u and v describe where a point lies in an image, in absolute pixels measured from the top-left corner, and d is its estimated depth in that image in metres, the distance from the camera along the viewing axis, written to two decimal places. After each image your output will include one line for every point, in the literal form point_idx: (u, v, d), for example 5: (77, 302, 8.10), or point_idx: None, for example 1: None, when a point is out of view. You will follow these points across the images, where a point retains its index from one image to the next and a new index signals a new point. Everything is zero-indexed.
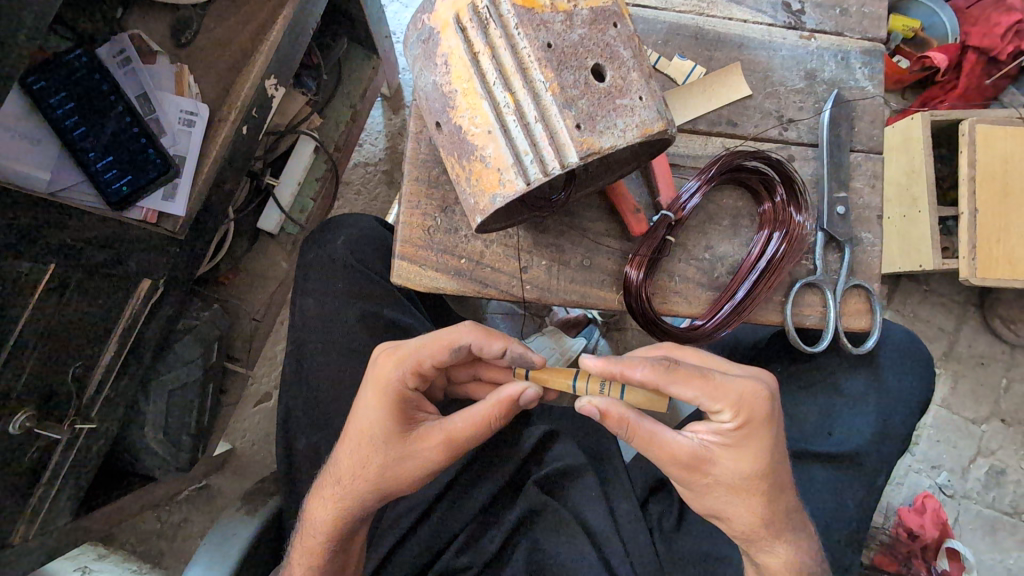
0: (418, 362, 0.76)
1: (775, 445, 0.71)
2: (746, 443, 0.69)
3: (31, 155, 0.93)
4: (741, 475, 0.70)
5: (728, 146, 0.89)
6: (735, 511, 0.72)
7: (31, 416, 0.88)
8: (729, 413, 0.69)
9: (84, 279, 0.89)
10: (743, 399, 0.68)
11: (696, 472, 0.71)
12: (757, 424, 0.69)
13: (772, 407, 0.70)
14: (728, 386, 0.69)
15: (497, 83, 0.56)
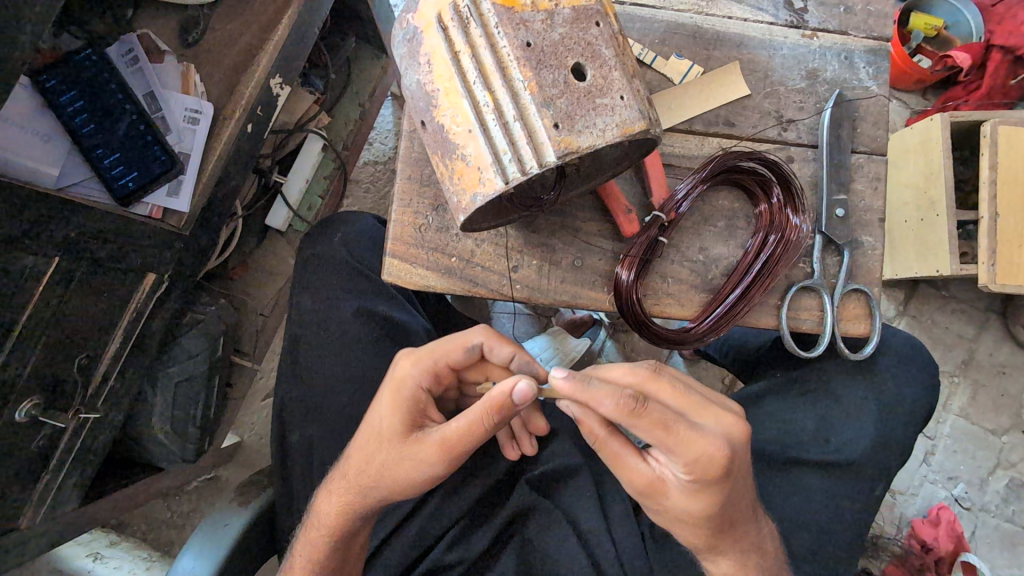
0: (437, 361, 0.79)
1: (733, 488, 0.69)
2: (699, 492, 0.67)
3: (40, 150, 0.96)
4: (690, 513, 0.70)
5: (724, 146, 0.87)
6: (683, 533, 0.73)
7: (36, 404, 0.92)
8: (686, 466, 0.65)
9: (90, 273, 0.92)
10: (704, 458, 0.64)
11: (649, 498, 0.71)
12: (720, 479, 0.66)
13: (735, 465, 0.66)
14: (697, 440, 0.64)
15: (477, 82, 0.56)
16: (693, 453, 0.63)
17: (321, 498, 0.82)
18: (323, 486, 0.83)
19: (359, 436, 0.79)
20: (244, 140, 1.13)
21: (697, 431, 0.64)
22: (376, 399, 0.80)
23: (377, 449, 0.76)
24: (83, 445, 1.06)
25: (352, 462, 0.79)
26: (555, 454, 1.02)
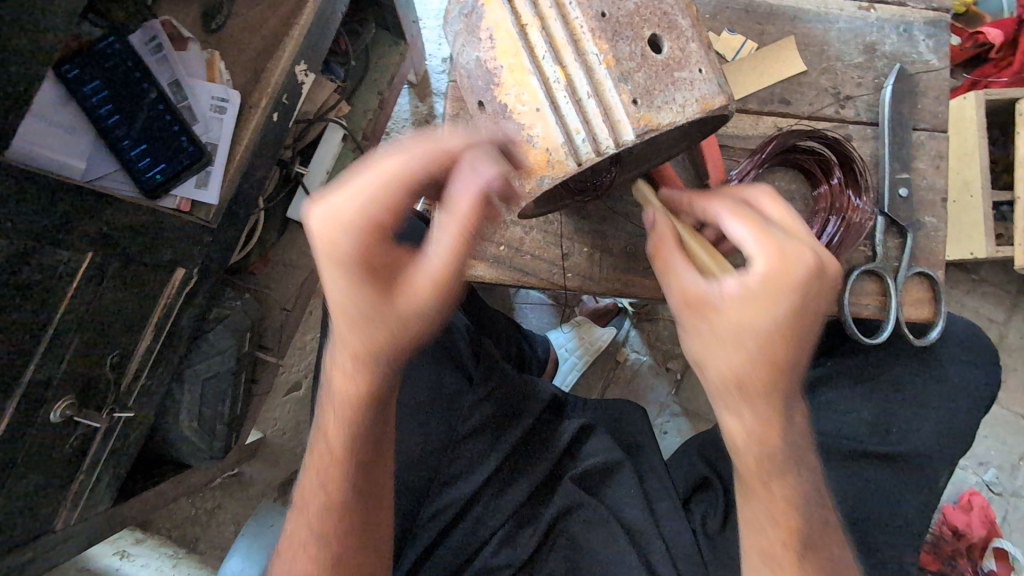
0: (437, 274, 0.53)
1: (806, 340, 0.59)
2: (782, 278, 0.56)
3: (67, 143, 0.92)
4: (748, 350, 0.57)
5: (780, 126, 0.84)
6: (730, 409, 0.61)
7: (71, 404, 0.88)
8: (760, 257, 0.57)
9: (120, 268, 0.88)
10: (786, 259, 0.56)
11: (699, 313, 0.59)
12: (798, 297, 0.57)
13: (822, 286, 0.57)
14: (787, 244, 0.57)
15: (547, 56, 0.53)
16: (777, 245, 0.56)
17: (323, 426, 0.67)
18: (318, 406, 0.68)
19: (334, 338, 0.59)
20: (270, 129, 1.10)
21: (782, 237, 0.58)
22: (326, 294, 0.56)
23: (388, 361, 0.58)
24: (115, 443, 1.03)
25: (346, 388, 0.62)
26: (598, 448, 0.99)
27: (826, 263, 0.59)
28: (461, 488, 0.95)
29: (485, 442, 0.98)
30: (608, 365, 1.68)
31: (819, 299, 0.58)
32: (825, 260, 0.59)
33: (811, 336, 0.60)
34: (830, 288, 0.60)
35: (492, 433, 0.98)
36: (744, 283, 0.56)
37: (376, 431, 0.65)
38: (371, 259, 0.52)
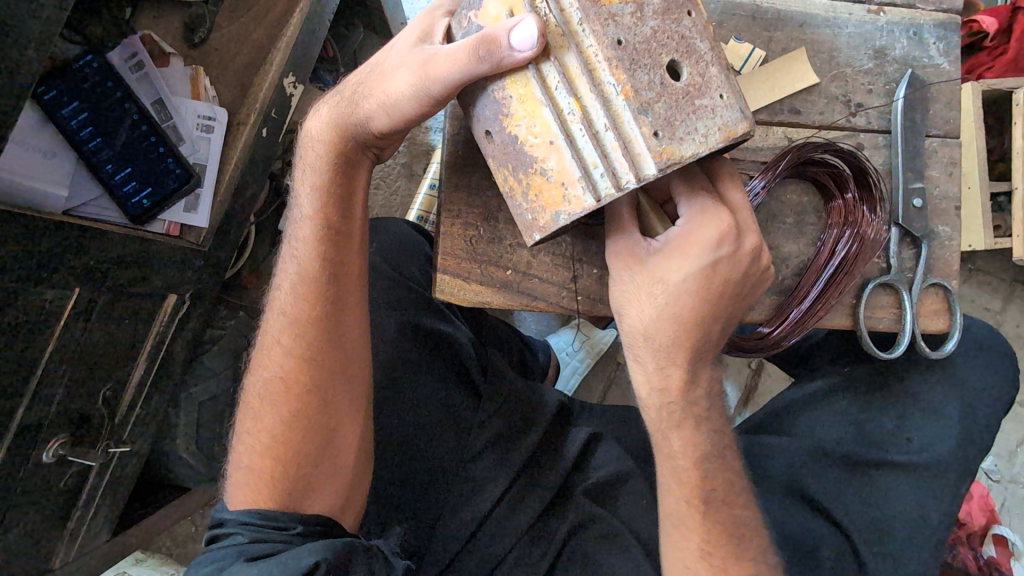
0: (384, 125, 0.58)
1: (718, 298, 0.65)
2: (692, 245, 0.63)
3: (46, 171, 0.88)
4: (657, 303, 0.65)
5: (790, 136, 0.81)
6: (637, 354, 0.69)
7: (64, 443, 0.85)
8: (685, 221, 0.64)
9: (109, 301, 0.84)
10: (705, 227, 0.63)
11: (625, 265, 0.66)
12: (710, 261, 0.63)
13: (736, 259, 0.64)
14: (712, 211, 0.63)
15: (561, 87, 0.50)
16: (703, 217, 0.62)
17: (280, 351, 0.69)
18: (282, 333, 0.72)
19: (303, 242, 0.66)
20: (260, 145, 1.06)
21: (712, 211, 0.63)
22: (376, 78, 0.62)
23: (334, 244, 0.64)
24: (111, 476, 1.00)
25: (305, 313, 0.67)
26: (606, 464, 0.97)
27: (746, 232, 0.65)
28: (473, 509, 0.88)
29: (495, 462, 0.91)
30: (610, 367, 1.67)
31: (733, 263, 0.64)
32: (747, 229, 0.65)
33: (728, 299, 0.66)
34: (750, 257, 0.65)
35: (501, 454, 0.92)
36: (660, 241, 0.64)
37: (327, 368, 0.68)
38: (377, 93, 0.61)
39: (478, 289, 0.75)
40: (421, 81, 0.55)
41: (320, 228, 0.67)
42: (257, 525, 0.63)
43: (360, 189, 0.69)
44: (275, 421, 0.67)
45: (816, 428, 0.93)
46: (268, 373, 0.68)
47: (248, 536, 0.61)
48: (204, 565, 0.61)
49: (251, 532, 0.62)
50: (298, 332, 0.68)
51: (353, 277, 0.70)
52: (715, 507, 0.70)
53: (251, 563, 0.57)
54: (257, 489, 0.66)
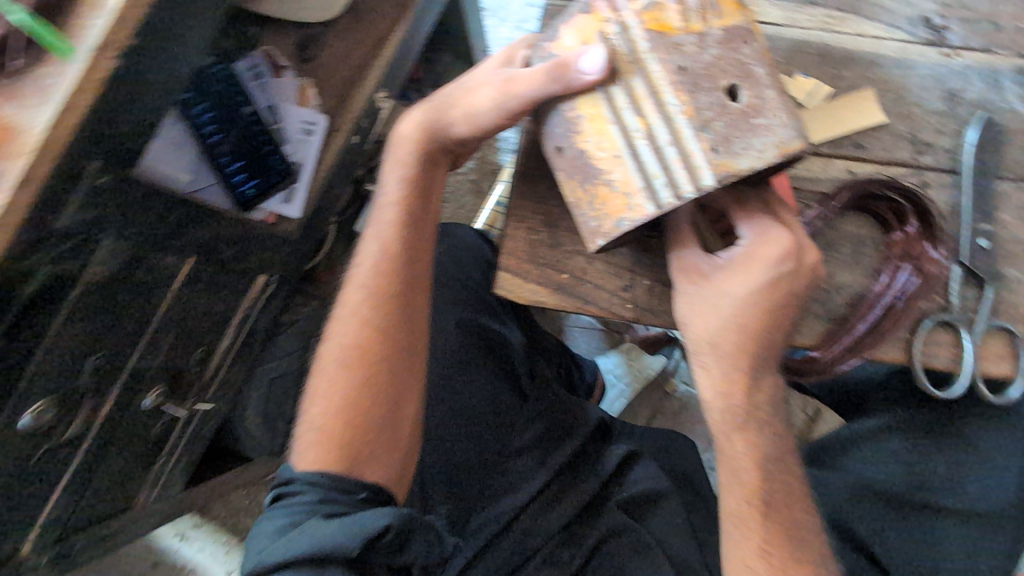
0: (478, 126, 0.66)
1: (779, 309, 0.69)
2: (755, 261, 0.68)
3: (175, 159, 1.04)
4: (725, 319, 0.69)
5: (853, 170, 0.83)
6: (702, 363, 0.73)
7: (161, 392, 0.97)
8: (748, 239, 0.68)
9: (212, 274, 0.96)
10: (769, 243, 0.67)
11: (693, 281, 0.71)
12: (773, 274, 0.67)
13: (800, 277, 0.68)
14: (773, 230, 0.68)
15: (628, 107, 0.55)
16: (767, 238, 0.67)
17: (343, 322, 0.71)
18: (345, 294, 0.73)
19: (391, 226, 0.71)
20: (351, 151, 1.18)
21: (774, 229, 0.68)
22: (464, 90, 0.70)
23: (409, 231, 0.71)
24: (192, 431, 1.12)
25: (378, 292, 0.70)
26: (641, 477, 0.99)
27: (806, 249, 0.69)
28: (511, 500, 0.94)
29: (535, 461, 0.97)
30: (656, 395, 1.67)
31: (796, 279, 0.67)
32: (807, 247, 0.69)
33: (789, 312, 0.69)
34: (811, 275, 0.68)
35: (542, 452, 0.97)
36: (726, 258, 0.69)
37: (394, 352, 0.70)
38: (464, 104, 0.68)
39: (535, 290, 0.81)
40: (503, 97, 0.62)
41: (403, 217, 0.72)
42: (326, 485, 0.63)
43: (438, 189, 0.74)
44: (349, 388, 0.68)
45: (865, 467, 0.92)
46: (342, 342, 0.70)
47: (317, 496, 0.62)
48: (274, 518, 0.62)
49: (320, 492, 0.63)
50: (376, 308, 0.70)
51: (424, 264, 0.74)
52: (746, 520, 0.72)
53: (326, 524, 0.58)
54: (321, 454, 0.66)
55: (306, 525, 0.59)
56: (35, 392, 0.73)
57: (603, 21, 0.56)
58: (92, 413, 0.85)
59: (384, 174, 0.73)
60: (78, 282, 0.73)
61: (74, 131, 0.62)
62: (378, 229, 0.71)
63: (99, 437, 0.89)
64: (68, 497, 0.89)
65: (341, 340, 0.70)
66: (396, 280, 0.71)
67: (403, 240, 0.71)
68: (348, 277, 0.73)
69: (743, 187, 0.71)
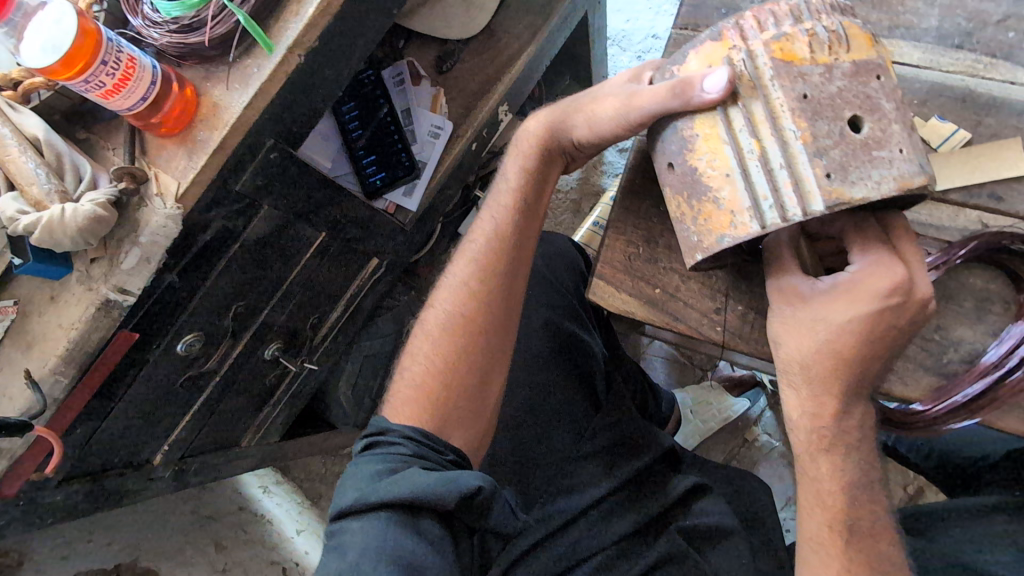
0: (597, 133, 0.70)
1: (881, 343, 0.66)
2: (861, 292, 0.64)
3: (322, 148, 1.21)
4: (820, 344, 0.67)
5: (985, 221, 0.78)
6: (790, 382, 0.70)
7: (279, 347, 1.11)
8: (857, 267, 0.65)
9: (336, 249, 1.09)
10: (879, 275, 0.64)
11: (789, 300, 0.68)
12: (879, 305, 0.64)
13: (909, 316, 0.64)
14: (888, 261, 0.64)
15: (744, 130, 0.58)
16: (880, 269, 0.63)
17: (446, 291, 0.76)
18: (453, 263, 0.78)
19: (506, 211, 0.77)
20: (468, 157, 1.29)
21: (887, 260, 0.64)
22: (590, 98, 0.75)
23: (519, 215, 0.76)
24: (296, 388, 1.26)
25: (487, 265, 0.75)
26: (709, 510, 0.97)
27: (920, 283, 0.64)
28: (572, 503, 0.95)
29: (600, 471, 0.97)
30: (734, 442, 1.61)
31: (903, 312, 0.64)
32: (921, 283, 0.64)
33: (890, 345, 0.66)
34: (921, 309, 0.64)
35: (608, 463, 0.98)
36: (828, 283, 0.66)
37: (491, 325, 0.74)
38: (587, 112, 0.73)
39: (626, 301, 0.83)
40: (625, 109, 0.67)
41: (518, 203, 0.77)
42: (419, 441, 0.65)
43: (549, 187, 0.80)
44: (450, 353, 0.73)
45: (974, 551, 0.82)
46: (450, 309, 0.75)
47: (414, 449, 0.63)
48: (367, 462, 0.63)
49: (416, 445, 0.64)
50: (484, 283, 0.75)
51: (528, 251, 0.78)
52: (821, 567, 0.69)
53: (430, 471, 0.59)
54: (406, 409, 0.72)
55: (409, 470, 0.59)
56: (191, 324, 0.87)
57: (730, 47, 0.58)
58: (227, 353, 0.99)
59: (507, 163, 0.80)
60: (239, 237, 0.86)
61: (263, 110, 0.76)
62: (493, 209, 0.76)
63: (227, 375, 1.03)
64: (196, 421, 1.03)
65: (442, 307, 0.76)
66: (504, 259, 0.76)
67: (516, 223, 0.77)
68: (461, 248, 0.79)
69: (860, 213, 0.66)
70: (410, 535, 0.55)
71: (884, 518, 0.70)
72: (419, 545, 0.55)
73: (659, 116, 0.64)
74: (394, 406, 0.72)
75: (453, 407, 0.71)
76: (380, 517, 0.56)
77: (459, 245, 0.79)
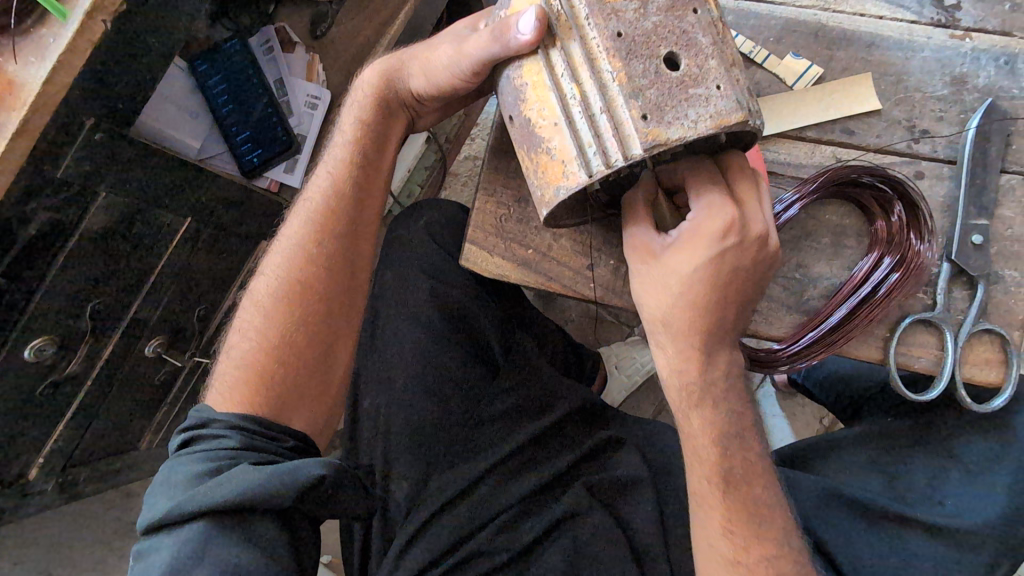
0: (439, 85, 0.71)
1: (730, 286, 0.66)
2: (700, 238, 0.65)
3: (187, 126, 1.11)
4: (672, 297, 0.67)
5: (839, 156, 0.79)
6: (659, 345, 0.70)
7: (161, 343, 1.04)
8: (695, 212, 0.66)
9: (212, 234, 1.03)
10: (712, 216, 0.65)
11: (642, 257, 0.69)
12: (718, 243, 0.64)
13: (747, 254, 0.65)
14: (721, 202, 0.65)
15: (565, 74, 0.56)
16: (713, 211, 0.65)
17: (290, 253, 0.78)
18: (292, 220, 0.80)
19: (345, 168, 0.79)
20: None
21: (721, 201, 0.65)
22: (433, 45, 0.73)
23: (355, 178, 0.78)
24: (194, 383, 1.20)
25: (325, 223, 0.78)
26: (623, 464, 0.97)
27: (755, 222, 0.65)
28: (474, 467, 0.95)
29: (501, 433, 0.98)
30: (661, 392, 1.60)
31: (743, 252, 0.65)
32: (755, 220, 0.65)
33: (740, 289, 0.66)
34: (760, 244, 0.65)
35: (510, 425, 0.98)
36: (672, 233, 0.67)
37: (335, 287, 0.78)
38: (425, 63, 0.73)
39: (497, 265, 0.82)
40: (455, 57, 0.66)
41: (354, 159, 0.78)
42: (250, 432, 0.69)
43: (393, 139, 0.81)
44: (288, 320, 0.76)
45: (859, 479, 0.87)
46: (284, 273, 0.77)
47: (240, 442, 0.68)
48: (191, 458, 0.67)
49: (243, 438, 0.68)
50: (319, 246, 0.77)
51: (373, 213, 0.81)
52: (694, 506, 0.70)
53: (257, 469, 0.64)
54: (247, 388, 0.73)
55: (233, 471, 0.64)
56: (36, 327, 0.81)
57: None
58: (92, 354, 0.92)
59: (345, 116, 0.81)
60: (76, 228, 0.80)
61: (70, 84, 0.68)
62: (331, 168, 0.78)
63: (101, 378, 0.96)
64: (73, 429, 0.97)
65: (291, 274, 0.77)
66: (341, 220, 0.78)
67: (353, 182, 0.78)
68: (297, 209, 0.81)
69: (695, 155, 0.68)
70: (235, 538, 0.62)
71: (754, 453, 0.72)
72: (244, 549, 0.61)
73: (488, 65, 0.62)
74: (219, 391, 0.74)
75: (292, 377, 0.75)
76: (203, 523, 0.62)
77: (296, 205, 0.81)
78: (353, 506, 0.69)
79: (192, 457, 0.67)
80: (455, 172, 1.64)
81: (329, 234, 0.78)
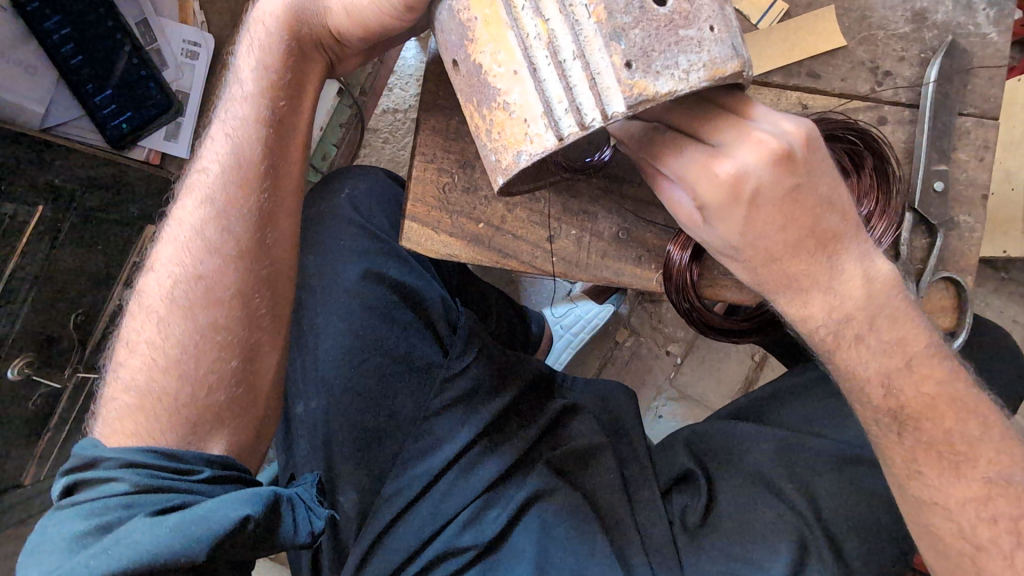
0: (362, 24, 0.60)
1: (794, 209, 0.51)
2: (732, 203, 0.50)
3: (25, 86, 0.89)
4: (766, 259, 0.54)
5: (805, 102, 0.74)
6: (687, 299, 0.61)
7: (30, 361, 0.82)
8: (696, 189, 0.51)
9: (78, 223, 0.85)
10: (713, 180, 0.50)
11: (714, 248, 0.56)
12: (745, 197, 0.50)
13: (772, 183, 0.50)
14: (711, 163, 0.50)
15: (527, 7, 0.46)
16: (705, 177, 0.50)
17: (190, 235, 0.64)
18: (185, 190, 0.65)
19: (247, 126, 0.64)
20: None
21: (705, 164, 0.50)
22: None
23: (266, 136, 0.65)
24: (85, 402, 1.00)
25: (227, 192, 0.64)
26: (580, 432, 0.90)
27: (757, 147, 0.49)
28: (427, 463, 0.86)
29: (456, 420, 0.88)
30: (607, 346, 1.52)
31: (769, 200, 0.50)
32: (756, 143, 0.49)
33: (807, 198, 0.51)
34: (783, 167, 0.49)
35: (464, 412, 0.88)
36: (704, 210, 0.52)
37: (246, 278, 0.64)
38: None
39: (443, 243, 0.70)
40: None
41: (260, 123, 0.64)
42: (146, 467, 0.57)
43: (309, 87, 0.67)
44: (191, 325, 0.62)
45: (828, 427, 0.86)
46: (181, 265, 0.63)
47: (137, 485, 0.55)
48: (75, 513, 0.54)
49: (138, 480, 0.55)
50: (220, 231, 0.64)
51: (292, 181, 0.67)
52: None
53: (158, 521, 0.52)
54: (147, 419, 0.60)
55: (126, 527, 0.52)
56: None
57: None
58: None
59: (242, 58, 0.65)
60: None
61: None
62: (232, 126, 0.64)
63: None
64: None
65: (196, 263, 0.63)
66: (254, 187, 0.64)
67: (258, 143, 0.64)
68: (191, 184, 0.66)
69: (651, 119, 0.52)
70: None
71: None
72: None
73: None
74: (109, 423, 0.61)
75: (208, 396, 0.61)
76: None
77: (188, 179, 0.66)
78: (296, 536, 0.58)
79: (75, 513, 0.54)
80: (374, 127, 1.46)
81: (234, 204, 0.64)
